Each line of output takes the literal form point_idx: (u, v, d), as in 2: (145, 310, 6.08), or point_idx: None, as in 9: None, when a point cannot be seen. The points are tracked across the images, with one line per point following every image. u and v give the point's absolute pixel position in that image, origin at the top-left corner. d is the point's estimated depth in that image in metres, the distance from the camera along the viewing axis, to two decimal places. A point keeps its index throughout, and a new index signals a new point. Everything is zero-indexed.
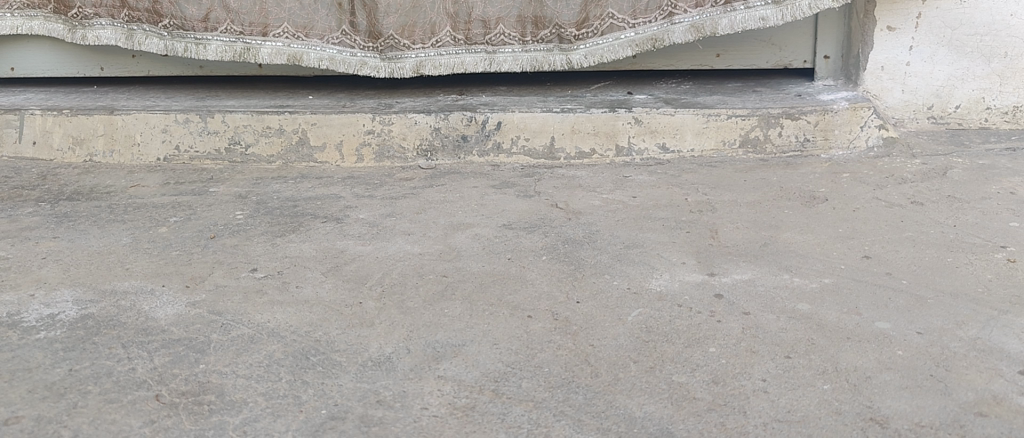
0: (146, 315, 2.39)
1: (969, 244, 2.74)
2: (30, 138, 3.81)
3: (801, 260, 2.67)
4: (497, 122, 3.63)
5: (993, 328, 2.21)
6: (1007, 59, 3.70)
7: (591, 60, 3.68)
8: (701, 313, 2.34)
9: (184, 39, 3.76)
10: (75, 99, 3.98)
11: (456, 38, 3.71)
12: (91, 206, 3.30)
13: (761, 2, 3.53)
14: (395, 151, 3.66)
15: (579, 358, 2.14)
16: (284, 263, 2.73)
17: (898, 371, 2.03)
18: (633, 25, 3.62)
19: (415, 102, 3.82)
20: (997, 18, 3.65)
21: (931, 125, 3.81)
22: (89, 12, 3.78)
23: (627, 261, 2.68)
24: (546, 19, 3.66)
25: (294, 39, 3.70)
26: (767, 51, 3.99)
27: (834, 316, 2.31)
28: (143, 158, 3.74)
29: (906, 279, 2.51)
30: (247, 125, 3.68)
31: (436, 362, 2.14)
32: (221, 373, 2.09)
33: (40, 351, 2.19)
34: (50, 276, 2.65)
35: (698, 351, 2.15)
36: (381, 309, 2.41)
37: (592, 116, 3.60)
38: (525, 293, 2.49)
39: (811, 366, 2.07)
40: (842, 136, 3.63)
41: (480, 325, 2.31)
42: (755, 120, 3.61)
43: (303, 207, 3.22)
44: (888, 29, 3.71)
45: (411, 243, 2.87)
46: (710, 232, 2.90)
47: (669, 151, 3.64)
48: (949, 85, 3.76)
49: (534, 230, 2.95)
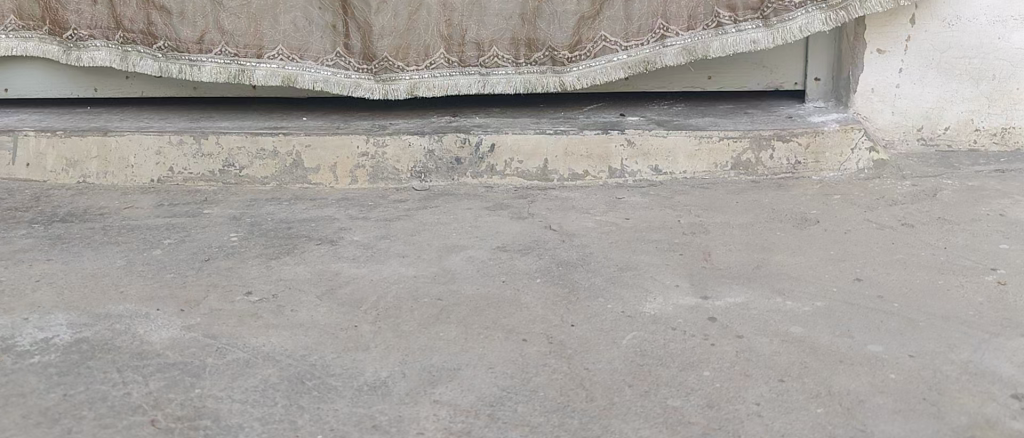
0: (142, 339, 2.39)
1: (959, 266, 2.76)
2: (24, 159, 3.80)
3: (793, 282, 2.69)
4: (490, 145, 3.64)
5: (984, 350, 2.23)
6: (995, 81, 3.75)
7: (584, 82, 3.70)
8: (695, 336, 2.35)
9: (178, 60, 3.77)
10: (69, 119, 3.98)
11: (450, 60, 3.73)
12: (84, 227, 3.30)
13: (752, 25, 3.57)
14: (389, 173, 3.67)
15: (574, 381, 2.15)
16: (279, 286, 2.74)
17: (892, 394, 2.05)
18: (626, 48, 3.66)
19: (409, 123, 3.83)
20: (985, 41, 3.69)
21: (920, 146, 3.84)
22: (84, 34, 3.79)
23: (621, 283, 2.70)
24: (539, 41, 3.68)
25: (288, 60, 3.73)
26: (758, 73, 4.02)
27: (826, 338, 2.32)
28: (137, 179, 3.75)
29: (897, 302, 2.53)
30: (241, 147, 3.69)
31: (432, 385, 2.14)
32: (217, 397, 2.09)
33: (34, 376, 2.18)
34: (44, 299, 2.65)
35: (692, 374, 2.16)
36: (376, 332, 2.42)
37: (585, 139, 3.62)
38: (520, 316, 2.50)
39: (805, 389, 2.09)
40: (833, 157, 3.66)
41: (476, 348, 2.32)
42: (747, 142, 3.63)
43: (297, 229, 3.23)
44: (877, 51, 3.74)
45: (406, 265, 2.88)
46: (703, 254, 2.92)
47: (662, 172, 3.66)
48: (938, 107, 3.80)
49: (529, 252, 2.96)
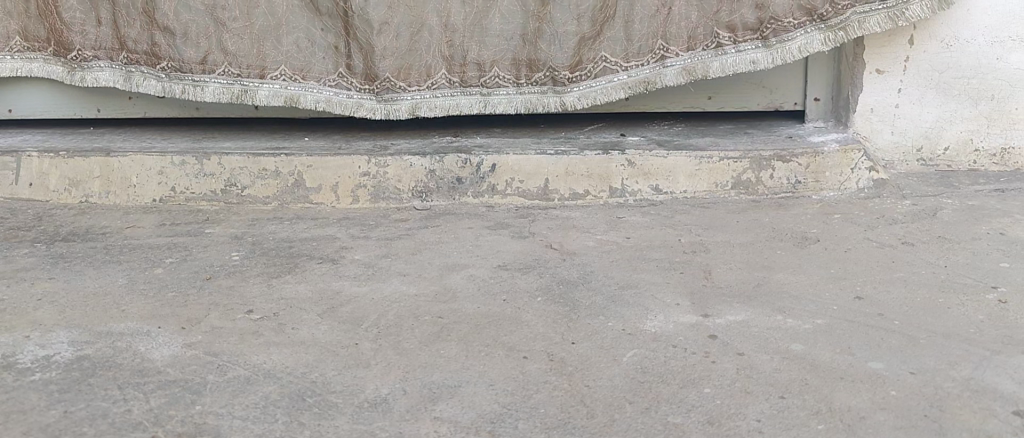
0: (143, 356, 2.39)
1: (960, 285, 2.76)
2: (26, 179, 3.82)
3: (794, 301, 2.69)
4: (491, 165, 3.66)
5: (986, 368, 2.22)
6: (994, 101, 3.76)
7: (585, 103, 3.72)
8: (696, 353, 2.35)
9: (182, 81, 3.79)
10: (72, 140, 4.00)
11: (451, 81, 3.75)
12: (86, 246, 3.31)
13: (751, 45, 3.59)
14: (391, 193, 3.69)
15: (575, 398, 2.15)
16: (280, 305, 2.74)
17: (893, 411, 2.05)
18: (626, 68, 3.68)
19: (410, 143, 3.84)
20: (983, 62, 3.72)
21: (920, 166, 3.86)
22: (88, 55, 3.82)
23: (622, 302, 2.70)
24: (540, 62, 3.70)
25: (291, 81, 3.75)
26: (758, 93, 4.04)
27: (827, 355, 2.33)
28: (139, 198, 3.76)
29: (898, 320, 2.53)
30: (243, 167, 3.71)
31: (432, 402, 2.14)
32: (218, 414, 2.10)
33: (35, 393, 2.19)
34: (45, 317, 2.65)
35: (693, 391, 2.16)
36: (377, 350, 2.42)
37: (586, 159, 3.64)
38: (521, 334, 2.50)
39: (806, 406, 2.09)
40: (833, 177, 3.67)
41: (477, 365, 2.32)
42: (747, 162, 3.64)
43: (299, 248, 3.24)
44: (877, 71, 3.76)
45: (408, 283, 2.88)
46: (704, 272, 2.92)
47: (662, 192, 3.67)
48: (938, 127, 3.81)
49: (530, 270, 2.97)
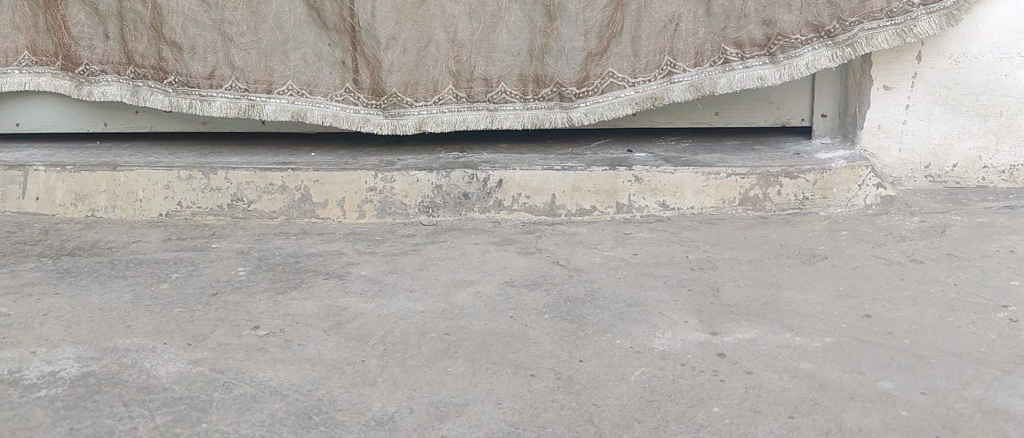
0: (148, 373, 2.38)
1: (969, 303, 2.74)
2: (33, 193, 3.82)
3: (802, 319, 2.67)
4: (498, 180, 3.65)
5: (997, 388, 2.21)
6: (1002, 118, 3.75)
7: (592, 118, 3.72)
8: (704, 372, 2.34)
9: (189, 95, 3.79)
10: (79, 154, 4.00)
11: (458, 96, 3.75)
12: (93, 261, 3.31)
13: (759, 62, 3.59)
14: (397, 208, 3.68)
15: (583, 418, 2.13)
16: (286, 321, 2.73)
17: (902, 432, 2.03)
18: (633, 84, 3.68)
19: (417, 159, 3.84)
20: (991, 78, 3.71)
21: (928, 183, 3.85)
22: (96, 69, 3.83)
23: (629, 319, 2.69)
24: (547, 78, 3.70)
25: (298, 96, 3.76)
26: (765, 109, 4.04)
27: (836, 375, 2.31)
28: (145, 213, 3.76)
29: (908, 339, 2.51)
30: (249, 182, 3.71)
31: (439, 421, 2.13)
32: (223, 432, 2.09)
33: (40, 410, 2.18)
34: (51, 333, 2.64)
35: (701, 410, 2.15)
36: (384, 367, 2.41)
37: (592, 174, 3.63)
38: (528, 352, 2.49)
39: (816, 426, 2.07)
40: (840, 194, 3.65)
41: (484, 384, 2.31)
42: (754, 179, 3.63)
43: (305, 263, 3.23)
44: (884, 88, 3.75)
45: (413, 300, 2.87)
46: (711, 290, 2.91)
47: (669, 208, 3.66)
48: (946, 144, 3.80)
49: (536, 287, 2.96)
